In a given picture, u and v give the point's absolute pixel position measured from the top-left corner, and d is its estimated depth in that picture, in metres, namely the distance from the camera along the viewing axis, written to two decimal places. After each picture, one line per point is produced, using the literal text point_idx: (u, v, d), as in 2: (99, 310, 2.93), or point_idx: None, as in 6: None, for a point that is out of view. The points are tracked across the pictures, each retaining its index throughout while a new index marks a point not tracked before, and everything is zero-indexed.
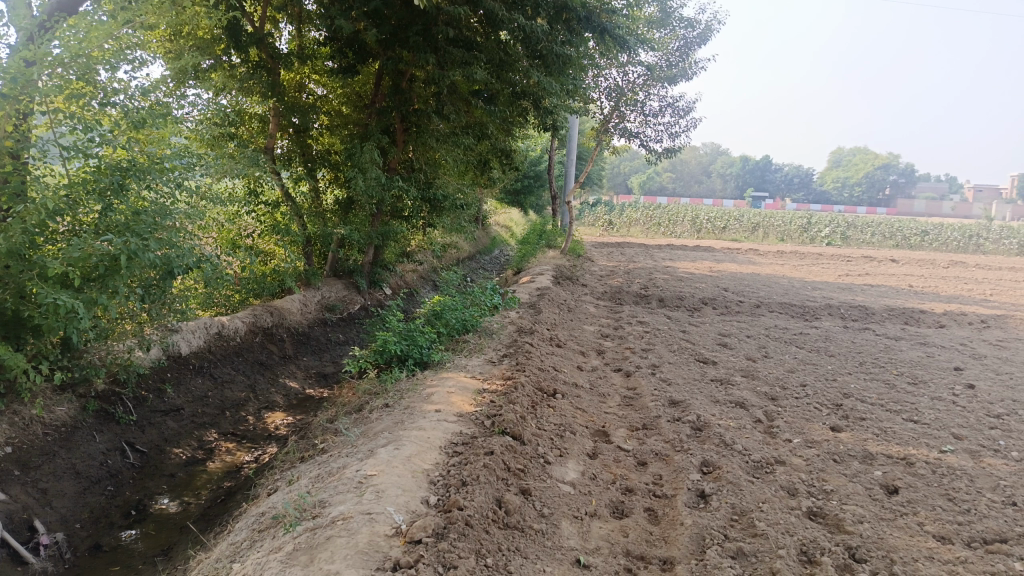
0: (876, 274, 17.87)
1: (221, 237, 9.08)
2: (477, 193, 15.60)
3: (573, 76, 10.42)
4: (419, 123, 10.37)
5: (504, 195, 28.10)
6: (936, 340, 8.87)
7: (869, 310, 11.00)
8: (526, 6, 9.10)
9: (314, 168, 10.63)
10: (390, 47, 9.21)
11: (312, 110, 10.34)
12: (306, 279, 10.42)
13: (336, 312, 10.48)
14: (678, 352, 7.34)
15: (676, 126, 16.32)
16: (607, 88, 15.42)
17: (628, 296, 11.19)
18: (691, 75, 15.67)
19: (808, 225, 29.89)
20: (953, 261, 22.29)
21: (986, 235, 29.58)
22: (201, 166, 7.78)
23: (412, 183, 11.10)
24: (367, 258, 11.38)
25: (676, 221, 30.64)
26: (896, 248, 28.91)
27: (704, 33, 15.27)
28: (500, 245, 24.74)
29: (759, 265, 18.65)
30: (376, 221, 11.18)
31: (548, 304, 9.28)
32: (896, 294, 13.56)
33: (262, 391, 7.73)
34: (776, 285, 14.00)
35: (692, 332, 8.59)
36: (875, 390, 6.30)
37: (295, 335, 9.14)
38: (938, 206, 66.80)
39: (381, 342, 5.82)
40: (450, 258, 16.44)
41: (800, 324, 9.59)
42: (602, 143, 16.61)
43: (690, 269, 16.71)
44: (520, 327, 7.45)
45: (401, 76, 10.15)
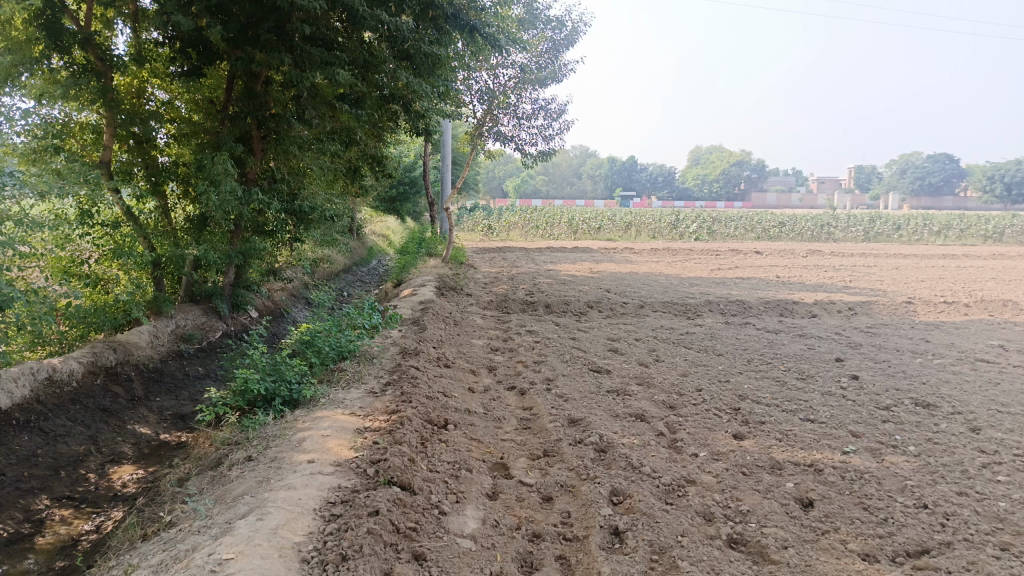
0: (745, 266, 18.63)
1: (49, 266, 7.90)
2: (348, 202, 14.75)
3: (443, 77, 9.98)
4: (278, 129, 9.53)
5: (378, 202, 27.18)
6: (812, 331, 9.10)
7: (747, 304, 11.25)
8: (389, 2, 8.56)
9: (160, 182, 9.55)
10: (240, 46, 8.31)
11: (155, 117, 9.27)
12: (156, 307, 9.27)
13: (193, 342, 9.42)
14: (571, 361, 7.02)
15: (549, 129, 16.22)
16: (479, 91, 15.07)
17: (514, 304, 10.82)
18: (561, 78, 15.63)
19: (678, 222, 30.98)
20: (810, 250, 23.78)
21: (836, 224, 31.90)
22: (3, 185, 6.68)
23: (274, 195, 10.22)
24: (228, 279, 10.35)
25: (553, 222, 30.88)
26: (758, 239, 30.60)
27: (571, 35, 15.24)
28: (378, 256, 23.83)
29: (637, 263, 18.95)
30: (236, 238, 10.20)
31: (431, 318, 8.73)
32: (767, 285, 14.08)
33: (108, 440, 6.65)
34: (656, 283, 14.13)
35: (582, 338, 8.32)
36: (769, 389, 6.23)
37: (145, 374, 8.08)
38: (788, 199, 71.86)
39: (242, 381, 5.07)
40: (323, 273, 15.48)
41: (685, 322, 9.59)
42: (477, 147, 16.25)
43: (572, 271, 16.68)
44: (402, 348, 6.86)
45: (255, 78, 9.30)
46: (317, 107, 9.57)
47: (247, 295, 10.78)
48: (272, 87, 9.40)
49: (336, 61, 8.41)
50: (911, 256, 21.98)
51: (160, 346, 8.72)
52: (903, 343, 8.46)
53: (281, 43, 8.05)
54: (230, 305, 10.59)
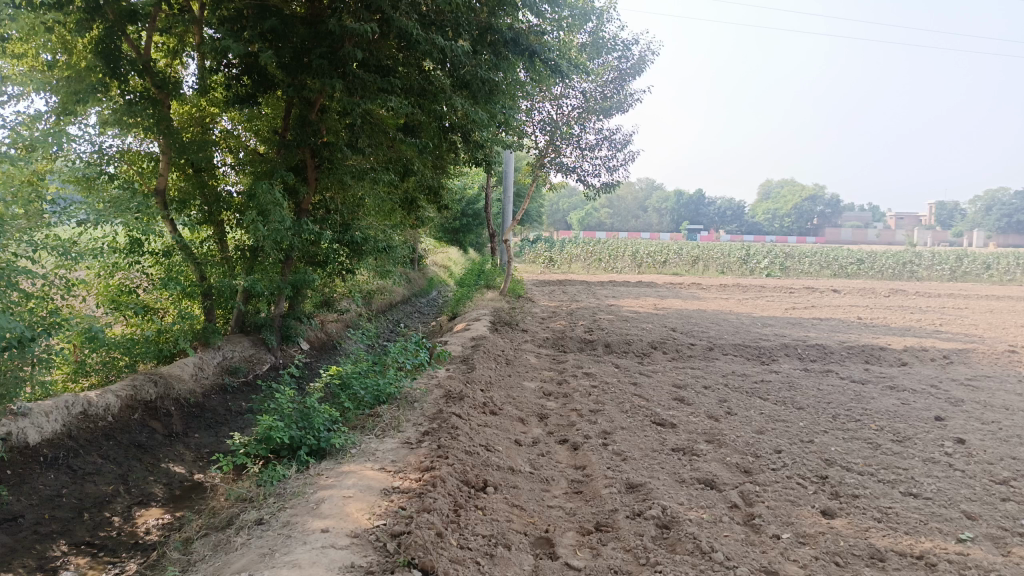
0: (822, 306, 17.47)
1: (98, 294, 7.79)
2: (406, 233, 14.51)
3: (503, 104, 9.61)
4: (332, 158, 9.29)
5: (441, 234, 27.11)
6: (904, 383, 8.13)
7: (826, 348, 10.30)
8: (445, 26, 8.26)
9: (216, 211, 9.43)
10: (293, 73, 8.12)
11: (211, 145, 9.18)
12: (203, 339, 9.05)
13: (239, 375, 9.13)
14: (630, 412, 6.35)
15: (614, 160, 15.66)
16: (541, 121, 14.72)
17: (571, 343, 10.18)
18: (627, 108, 15.10)
19: (748, 257, 29.76)
20: (893, 290, 22.32)
21: (919, 262, 30.07)
22: (41, 209, 6.52)
23: (326, 225, 9.97)
24: (278, 310, 10.08)
25: (617, 255, 30.14)
26: (834, 277, 29.09)
27: (638, 64, 14.75)
28: (437, 286, 23.59)
29: (704, 300, 18.06)
30: (287, 269, 9.97)
31: (482, 357, 8.20)
32: (848, 328, 13.04)
33: (138, 480, 6.32)
34: (725, 322, 13.24)
35: (644, 384, 7.63)
36: (860, 454, 5.41)
37: (186, 409, 7.81)
38: (864, 235, 68.86)
39: (265, 428, 4.63)
40: (379, 304, 15.23)
41: (757, 368, 8.76)
42: (538, 178, 15.84)
43: (635, 307, 15.95)
44: (447, 391, 6.34)
45: (310, 106, 9.10)
46: (371, 135, 9.30)
47: (297, 326, 10.48)
48: (327, 114, 9.20)
49: (389, 86, 8.12)
50: (1006, 299, 20.29)
51: (204, 379, 8.46)
52: (1014, 400, 7.42)
53: (333, 68, 7.80)
54: (280, 336, 10.30)
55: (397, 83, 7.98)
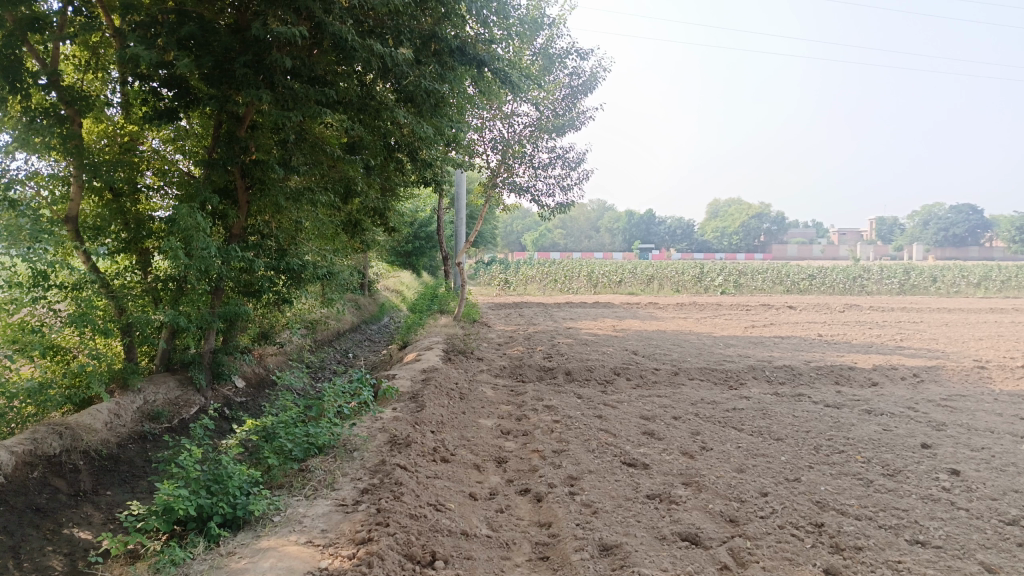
0: (781, 323, 17.22)
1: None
2: (352, 258, 13.71)
3: (453, 119, 9.04)
4: (263, 178, 8.44)
5: (392, 257, 26.33)
6: (881, 407, 7.69)
7: (795, 370, 9.87)
8: (384, 34, 7.66)
9: (137, 237, 8.56)
10: (216, 85, 7.38)
11: (125, 166, 8.31)
12: (122, 381, 8.11)
13: (162, 420, 8.18)
14: (598, 452, 5.71)
15: (568, 179, 15.18)
16: (492, 139, 14.29)
17: (529, 371, 9.51)
18: (580, 125, 14.68)
19: (702, 274, 29.68)
20: (849, 304, 22.38)
21: (868, 276, 30.45)
22: None
23: (260, 251, 9.14)
24: (208, 345, 9.19)
25: (572, 275, 29.74)
26: (788, 293, 29.23)
27: (589, 81, 14.36)
28: (389, 311, 22.72)
29: (663, 320, 17.65)
30: (217, 299, 9.09)
31: (433, 392, 7.47)
32: (811, 346, 12.71)
33: (33, 552, 5.36)
34: (687, 343, 12.76)
35: (611, 417, 7.01)
36: (853, 493, 4.86)
37: (96, 463, 6.86)
38: (810, 250, 70.33)
39: (167, 498, 3.86)
40: (325, 334, 14.36)
41: (727, 394, 8.23)
42: (491, 199, 15.25)
43: (593, 329, 15.41)
44: (392, 436, 5.61)
45: (239, 122, 8.33)
46: (307, 153, 8.57)
47: (229, 362, 9.57)
48: (258, 130, 8.44)
49: (322, 97, 7.43)
50: (958, 312, 20.46)
51: (119, 427, 7.51)
52: (996, 422, 7.03)
53: (260, 77, 7.10)
54: (210, 375, 9.37)
55: (331, 92, 7.31)
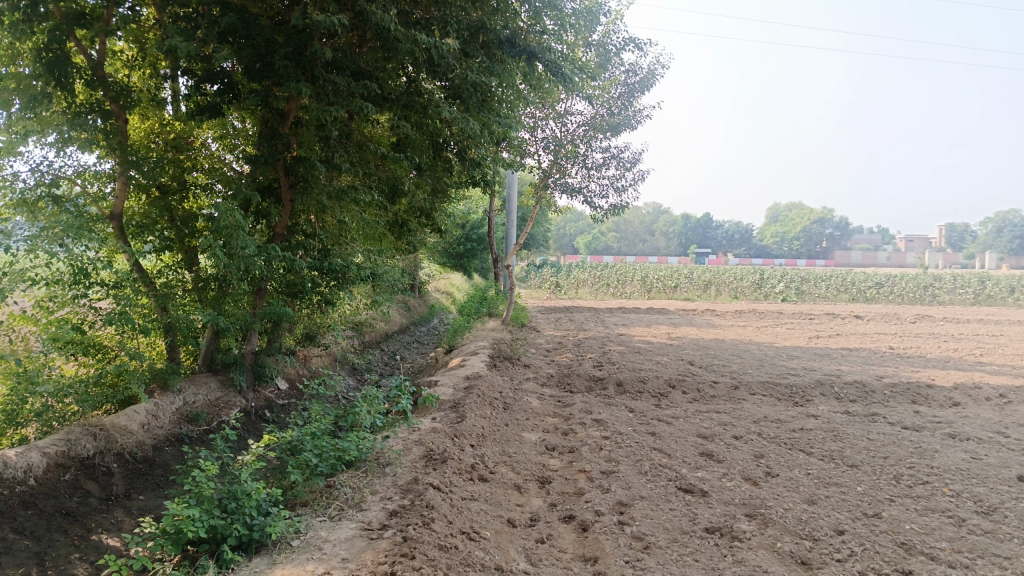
0: (848, 334, 16.29)
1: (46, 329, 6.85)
2: (400, 259, 13.48)
3: (502, 115, 8.67)
4: (307, 176, 8.06)
5: (443, 258, 26.20)
6: (967, 431, 6.96)
7: (867, 386, 9.13)
8: (431, 25, 7.38)
9: (180, 233, 8.46)
10: (257, 79, 7.24)
11: (167, 162, 8.21)
12: (162, 381, 7.95)
13: (200, 423, 8.02)
14: (650, 475, 5.23)
15: (622, 180, 14.65)
16: (544, 139, 13.89)
17: (578, 381, 9.04)
18: (636, 124, 14.13)
19: (761, 281, 28.60)
20: (920, 314, 21.14)
21: (940, 285, 28.86)
22: None
23: (303, 251, 8.92)
24: (249, 346, 9.01)
25: (625, 280, 29.08)
26: (852, 301, 27.94)
27: (647, 78, 13.81)
28: (438, 313, 22.55)
29: (720, 328, 16.92)
30: (260, 300, 8.90)
31: (475, 401, 7.08)
32: (883, 360, 11.88)
33: (58, 559, 5.16)
34: (747, 354, 12.07)
35: (665, 434, 6.50)
36: (944, 534, 4.26)
37: (129, 467, 6.70)
38: (874, 257, 67.64)
39: (178, 516, 3.58)
40: (372, 336, 14.17)
41: (793, 412, 7.60)
42: (542, 200, 14.82)
43: (647, 336, 14.83)
44: (428, 451, 5.24)
45: (282, 118, 8.15)
46: (351, 151, 8.31)
47: (271, 363, 9.39)
48: (302, 127, 8.23)
49: (363, 90, 7.16)
50: None
51: (156, 429, 7.37)
52: None
53: (300, 71, 6.92)
54: (252, 376, 9.19)
55: (373, 85, 7.04)
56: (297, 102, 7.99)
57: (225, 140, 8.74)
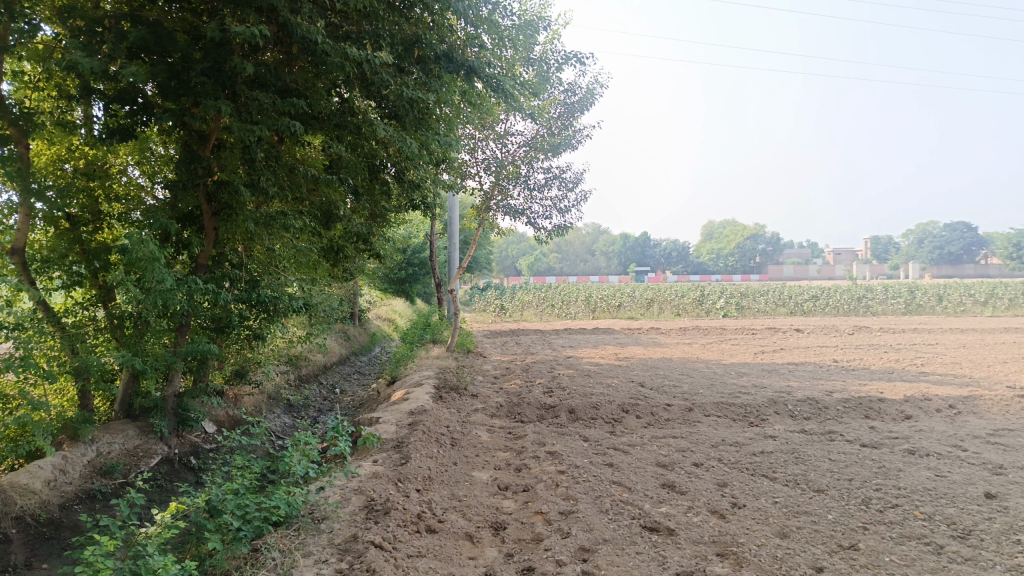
0: (792, 348, 16.41)
1: None
2: (337, 287, 12.89)
3: (441, 134, 8.31)
4: (231, 201, 7.46)
5: (385, 284, 25.56)
6: (925, 446, 6.85)
7: (819, 403, 9.00)
8: (362, 39, 6.97)
9: (93, 267, 7.72)
10: (171, 96, 6.73)
11: (77, 191, 7.50)
12: (72, 432, 7.18)
13: (116, 476, 7.24)
14: (612, 514, 4.86)
15: (565, 200, 14.43)
16: (484, 160, 13.61)
17: (529, 410, 8.62)
18: (577, 144, 13.97)
19: (703, 297, 28.89)
20: (858, 326, 21.59)
21: (873, 296, 29.71)
22: None
23: (230, 282, 8.27)
24: (172, 388, 8.29)
25: (570, 300, 28.95)
26: (791, 314, 28.48)
27: (586, 98, 13.69)
28: (381, 342, 21.88)
29: (667, 346, 16.80)
30: (183, 336, 8.21)
31: (420, 439, 6.60)
32: (830, 374, 11.89)
33: None
34: (697, 373, 11.90)
35: (624, 465, 6.15)
36: (925, 565, 4.00)
37: (31, 532, 5.93)
38: (806, 271, 69.79)
39: None
40: (310, 368, 13.48)
41: (750, 434, 7.37)
42: (484, 223, 14.47)
43: (595, 358, 14.57)
44: (369, 502, 4.74)
45: (203, 140, 7.58)
46: (278, 175, 7.79)
47: (195, 407, 8.64)
48: (225, 151, 7.66)
49: (290, 108, 6.71)
50: (972, 332, 19.69)
51: (64, 486, 6.60)
52: None
53: (219, 87, 6.41)
54: (175, 421, 8.45)
55: (300, 102, 6.57)
56: (219, 124, 7.44)
57: (144, 167, 8.08)
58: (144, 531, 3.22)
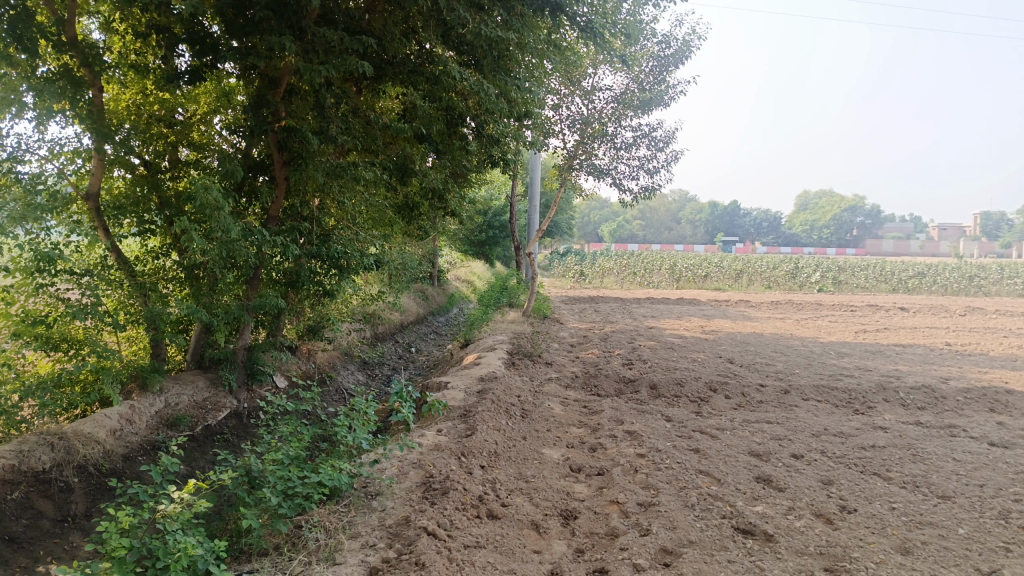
0: (897, 328, 15.09)
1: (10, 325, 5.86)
2: (414, 246, 12.57)
3: (523, 81, 7.70)
4: (300, 150, 7.14)
5: (464, 246, 25.31)
6: None
7: (935, 392, 8.02)
8: None
9: (164, 214, 7.57)
10: (236, 35, 6.46)
11: (148, 137, 7.32)
12: (141, 381, 7.10)
13: (182, 428, 7.14)
14: (699, 510, 4.26)
15: (654, 161, 13.57)
16: (569, 117, 12.92)
17: (606, 383, 8.04)
18: (670, 100, 13.03)
19: (796, 270, 27.31)
20: (971, 307, 19.80)
21: (987, 276, 27.31)
22: None
23: (298, 235, 7.99)
24: (242, 340, 8.13)
25: (652, 269, 27.96)
26: (892, 292, 26.56)
27: (681, 49, 12.68)
28: (459, 303, 21.70)
29: (757, 321, 15.80)
30: (252, 289, 8.03)
31: (489, 409, 6.15)
32: (944, 359, 10.73)
33: None
34: (791, 351, 10.98)
35: (712, 452, 5.51)
36: None
37: (92, 481, 5.86)
38: (907, 246, 65.58)
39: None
40: (385, 328, 13.32)
41: (857, 424, 6.56)
42: (567, 184, 13.80)
43: (679, 330, 13.78)
44: (427, 481, 4.31)
45: (273, 85, 7.25)
46: (348, 123, 7.41)
47: (267, 361, 8.44)
48: (296, 97, 7.30)
49: (360, 46, 6.27)
50: None
51: (129, 436, 6.54)
52: None
53: (285, 24, 6.05)
54: (245, 374, 8.33)
55: (370, 40, 6.12)
56: (288, 67, 7.10)
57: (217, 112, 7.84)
58: (162, 508, 2.85)
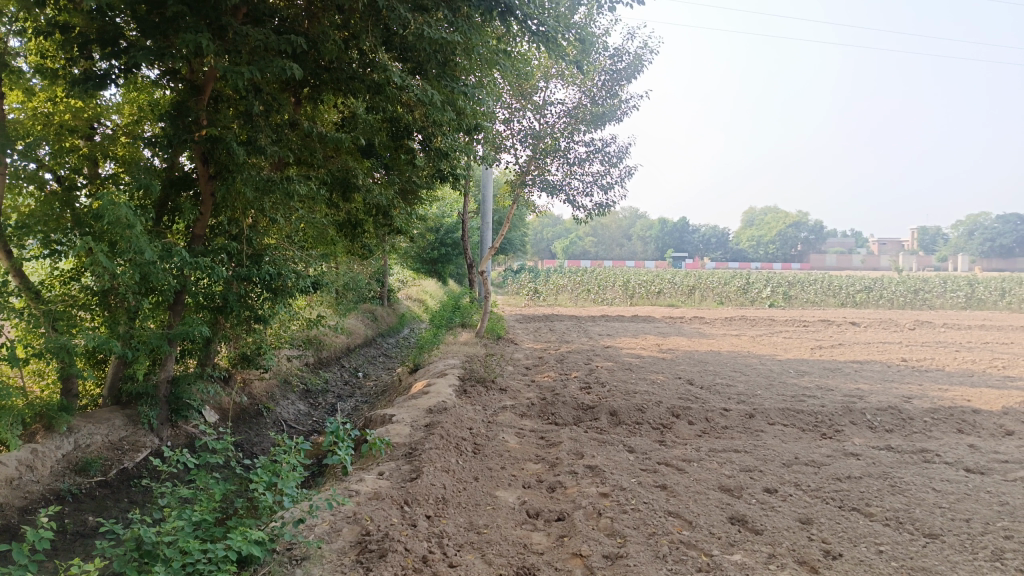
0: (851, 344, 15.05)
1: None
2: (360, 265, 11.94)
3: (472, 90, 7.24)
4: (227, 162, 6.53)
5: (414, 264, 24.66)
6: None
7: (901, 413, 7.76)
8: None
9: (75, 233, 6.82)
10: (151, 33, 5.89)
11: (56, 148, 6.60)
12: (48, 420, 6.30)
13: (93, 473, 6.38)
14: (673, 563, 3.78)
15: (607, 177, 13.26)
16: (520, 132, 12.53)
17: (564, 410, 7.56)
18: (623, 115, 12.75)
19: (748, 286, 27.44)
20: (918, 321, 20.07)
21: (930, 289, 27.87)
22: None
23: (228, 257, 7.33)
24: (165, 372, 7.40)
25: (606, 285, 27.75)
26: (841, 306, 26.91)
27: (633, 63, 12.42)
28: (410, 324, 21.04)
29: (713, 338, 15.58)
30: (176, 315, 7.34)
31: (437, 446, 5.60)
32: (903, 376, 10.59)
33: None
34: (751, 370, 10.69)
35: (680, 488, 5.07)
36: None
37: None
38: (849, 260, 67.32)
39: None
40: (330, 352, 12.60)
41: (828, 451, 6.21)
42: (519, 200, 13.36)
43: (636, 349, 13.44)
44: (362, 542, 3.73)
45: (197, 92, 6.64)
46: (280, 134, 6.82)
47: (194, 394, 7.72)
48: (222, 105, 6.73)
49: (290, 47, 5.71)
50: None
51: (29, 486, 5.77)
52: None
53: (202, 20, 5.55)
54: (168, 409, 7.57)
55: (300, 41, 5.58)
56: (211, 71, 6.55)
57: (134, 120, 7.14)
58: None
